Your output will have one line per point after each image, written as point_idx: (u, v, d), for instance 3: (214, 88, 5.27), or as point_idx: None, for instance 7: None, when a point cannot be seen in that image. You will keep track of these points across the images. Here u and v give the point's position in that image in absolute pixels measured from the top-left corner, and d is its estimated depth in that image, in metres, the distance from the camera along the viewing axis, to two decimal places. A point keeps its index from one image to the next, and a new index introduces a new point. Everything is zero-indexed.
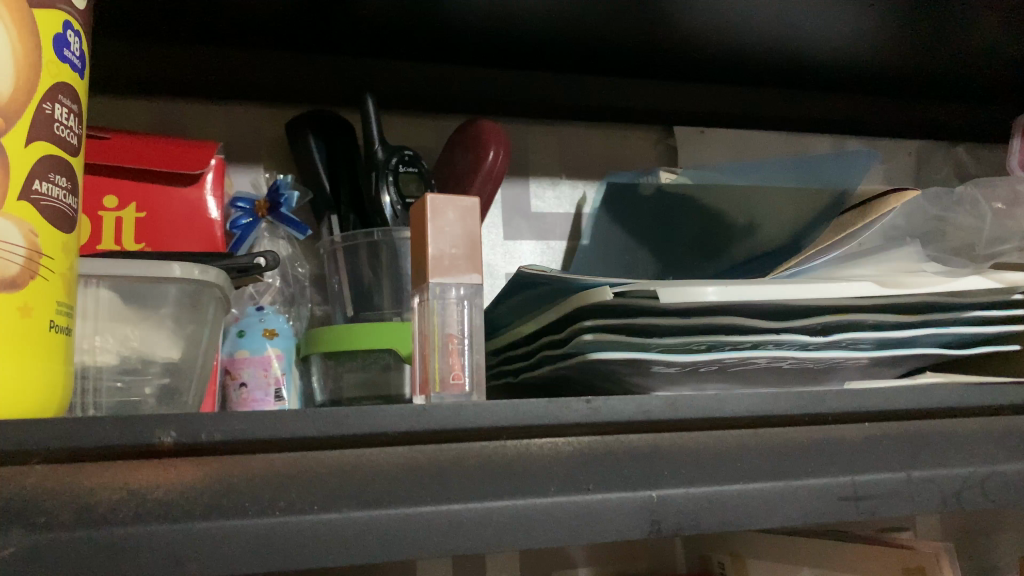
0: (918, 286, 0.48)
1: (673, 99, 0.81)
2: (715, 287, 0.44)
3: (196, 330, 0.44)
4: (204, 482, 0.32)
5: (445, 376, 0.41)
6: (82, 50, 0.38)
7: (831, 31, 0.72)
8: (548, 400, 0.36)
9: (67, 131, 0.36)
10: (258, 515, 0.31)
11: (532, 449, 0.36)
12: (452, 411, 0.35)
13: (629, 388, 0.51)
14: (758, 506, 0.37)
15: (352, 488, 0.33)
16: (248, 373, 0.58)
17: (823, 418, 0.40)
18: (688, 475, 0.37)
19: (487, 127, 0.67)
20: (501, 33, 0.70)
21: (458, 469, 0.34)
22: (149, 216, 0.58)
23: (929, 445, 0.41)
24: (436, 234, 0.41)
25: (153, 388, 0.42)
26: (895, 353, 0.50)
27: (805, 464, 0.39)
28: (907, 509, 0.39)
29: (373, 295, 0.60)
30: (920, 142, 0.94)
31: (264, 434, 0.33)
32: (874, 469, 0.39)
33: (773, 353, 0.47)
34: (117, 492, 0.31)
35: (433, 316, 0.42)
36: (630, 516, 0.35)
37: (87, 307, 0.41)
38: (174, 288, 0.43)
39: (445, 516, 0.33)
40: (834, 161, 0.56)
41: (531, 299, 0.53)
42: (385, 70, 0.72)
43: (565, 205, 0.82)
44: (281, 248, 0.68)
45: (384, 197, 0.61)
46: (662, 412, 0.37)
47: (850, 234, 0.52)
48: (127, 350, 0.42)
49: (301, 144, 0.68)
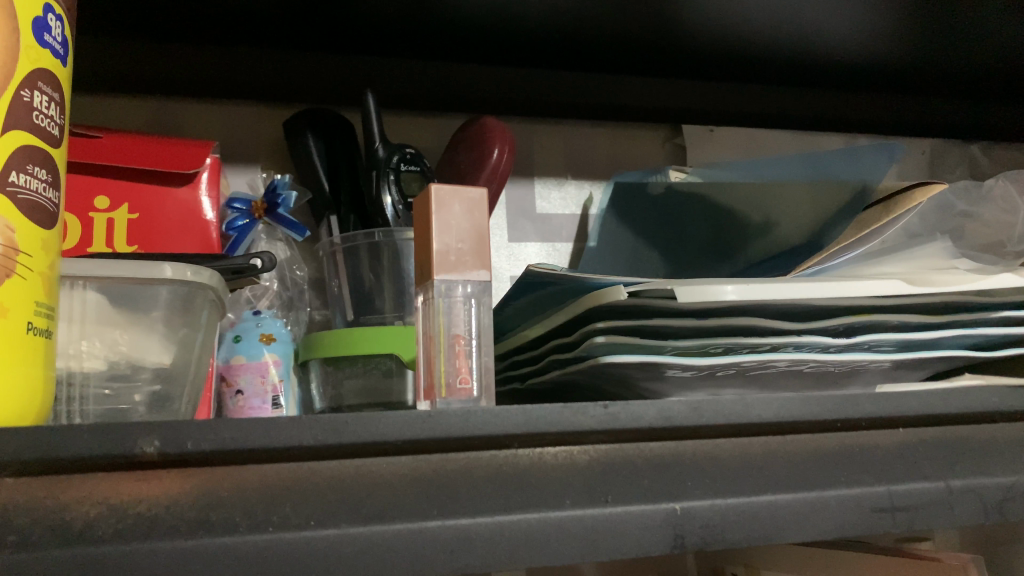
0: (945, 285, 0.46)
1: (680, 98, 0.79)
2: (736, 285, 0.42)
3: (189, 333, 0.42)
4: (191, 496, 0.29)
5: (452, 381, 0.38)
6: (63, 35, 0.36)
7: (845, 25, 0.70)
8: (562, 405, 0.33)
9: (48, 120, 0.34)
10: (249, 530, 0.29)
11: (545, 459, 0.33)
12: (460, 418, 0.32)
13: (641, 393, 0.49)
14: (790, 520, 0.34)
15: (352, 502, 0.30)
16: (244, 380, 0.56)
17: (856, 424, 0.37)
18: (714, 485, 0.34)
19: (491, 124, 0.65)
20: (507, 28, 0.68)
21: (466, 480, 0.32)
22: (142, 217, 0.56)
23: (971, 451, 0.38)
24: (441, 228, 0.38)
25: (143, 395, 0.40)
26: (921, 355, 0.47)
27: (838, 473, 0.36)
28: (947, 521, 0.36)
29: (374, 298, 0.58)
30: (934, 140, 0.92)
31: (254, 443, 0.30)
32: (912, 478, 0.36)
33: (794, 356, 0.44)
34: (94, 508, 0.28)
35: (439, 316, 0.39)
36: (651, 531, 0.32)
37: (73, 309, 0.39)
38: (166, 290, 0.40)
39: (452, 531, 0.30)
40: (847, 155, 0.54)
41: (539, 301, 0.51)
42: (387, 68, 0.70)
43: (571, 206, 0.80)
44: (279, 250, 0.66)
45: (385, 196, 0.59)
46: (684, 418, 0.34)
47: (875, 231, 0.49)
48: (116, 355, 0.39)
49: (298, 141, 0.66)
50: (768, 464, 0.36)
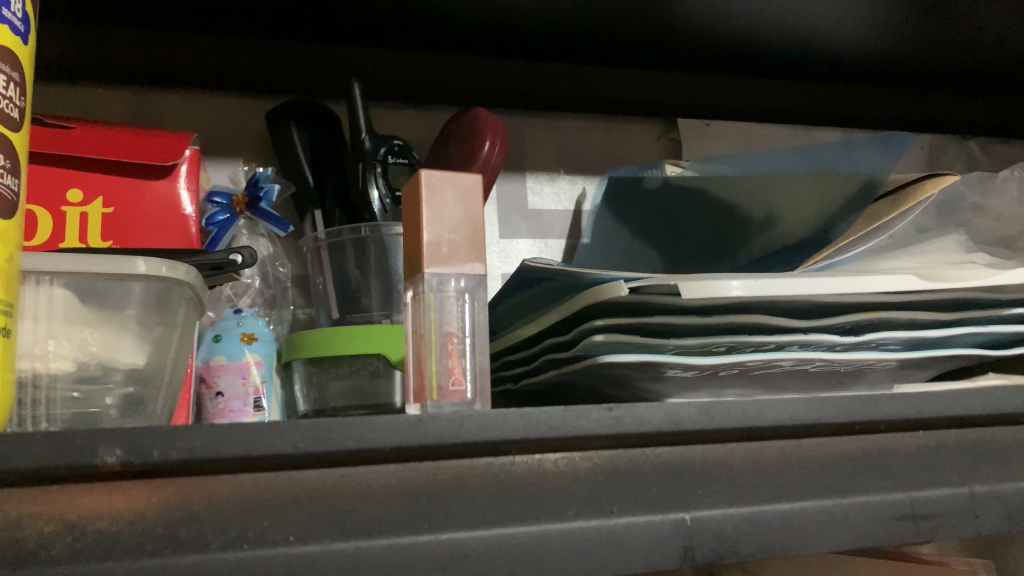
0: (963, 280, 0.44)
1: (677, 91, 0.77)
2: (742, 281, 0.40)
3: (165, 333, 0.39)
4: (159, 510, 0.27)
5: (443, 383, 0.36)
6: (24, 11, 0.33)
7: (847, 18, 0.68)
8: (564, 408, 0.31)
9: (5, 102, 0.31)
10: (222, 548, 0.26)
11: (546, 465, 0.31)
12: (453, 422, 0.30)
13: (640, 395, 0.47)
14: (806, 530, 0.32)
15: (337, 516, 0.28)
16: (225, 381, 0.53)
17: (875, 426, 0.36)
18: (725, 493, 0.32)
19: (483, 115, 0.62)
20: (500, 18, 0.65)
21: (460, 490, 0.30)
22: (117, 211, 0.54)
23: (994, 454, 0.36)
24: (432, 219, 0.36)
25: (116, 398, 0.37)
26: (930, 354, 0.46)
27: (854, 481, 0.34)
28: (971, 529, 0.34)
29: (361, 296, 0.55)
30: (933, 136, 0.91)
31: (229, 452, 0.27)
32: (934, 484, 0.34)
33: (799, 355, 0.43)
34: (50, 524, 0.26)
35: (430, 312, 0.37)
36: (660, 543, 0.30)
37: (39, 308, 0.36)
38: (139, 286, 0.38)
39: (445, 546, 0.28)
40: (840, 147, 0.52)
41: (533, 299, 0.48)
42: (374, 58, 0.68)
43: (563, 201, 0.78)
44: (261, 246, 0.64)
45: (372, 190, 0.57)
46: (693, 423, 0.32)
47: (884, 226, 0.48)
48: (86, 356, 0.36)
49: (283, 134, 0.64)
50: (782, 470, 0.34)
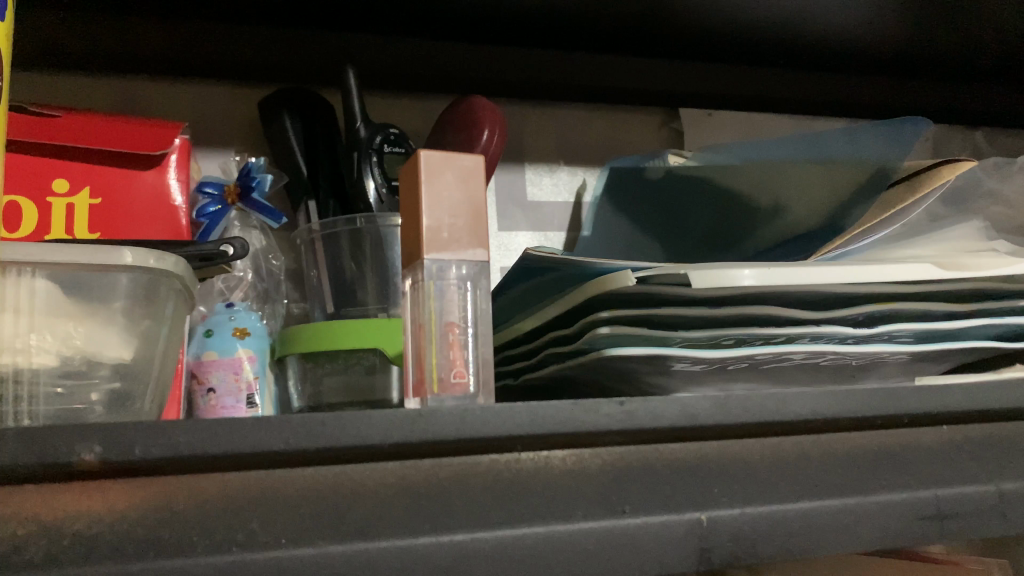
0: (982, 269, 0.42)
1: (681, 81, 0.76)
2: (753, 269, 0.38)
3: (152, 326, 0.37)
4: (140, 511, 0.26)
5: (445, 375, 0.34)
6: None
7: (857, 6, 0.66)
8: (572, 402, 0.29)
9: None
10: (207, 552, 0.25)
11: (553, 463, 0.29)
12: (456, 417, 0.28)
13: (645, 389, 0.45)
14: (825, 529, 0.31)
15: (333, 517, 0.27)
16: (217, 377, 0.52)
17: (898, 421, 0.34)
18: (743, 493, 0.31)
19: (481, 103, 0.61)
20: (500, 4, 0.63)
21: (462, 489, 0.28)
22: (105, 202, 0.52)
23: (1020, 450, 0.35)
24: (431, 202, 0.34)
25: (101, 394, 0.35)
26: (947, 347, 0.44)
27: (875, 477, 0.33)
28: (997, 528, 0.33)
29: (356, 289, 0.54)
30: (938, 126, 0.89)
31: (215, 449, 0.26)
32: (959, 481, 0.33)
33: (810, 347, 0.41)
34: (23, 527, 0.25)
35: (429, 301, 0.35)
36: (674, 544, 0.29)
37: (20, 300, 0.34)
38: (125, 278, 0.36)
39: (448, 548, 0.27)
40: (845, 136, 0.49)
41: (535, 290, 0.47)
42: (370, 45, 0.66)
43: (563, 192, 0.76)
44: (253, 239, 0.62)
45: (368, 180, 0.55)
46: (709, 417, 0.31)
47: (898, 213, 0.47)
48: (70, 350, 0.34)
49: (276, 123, 0.62)
50: (799, 466, 0.32)
